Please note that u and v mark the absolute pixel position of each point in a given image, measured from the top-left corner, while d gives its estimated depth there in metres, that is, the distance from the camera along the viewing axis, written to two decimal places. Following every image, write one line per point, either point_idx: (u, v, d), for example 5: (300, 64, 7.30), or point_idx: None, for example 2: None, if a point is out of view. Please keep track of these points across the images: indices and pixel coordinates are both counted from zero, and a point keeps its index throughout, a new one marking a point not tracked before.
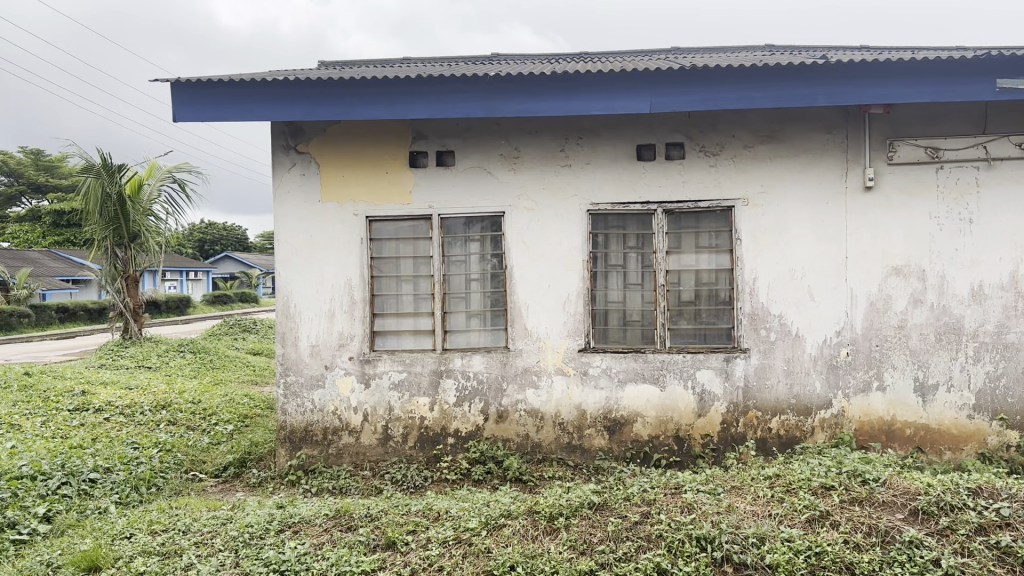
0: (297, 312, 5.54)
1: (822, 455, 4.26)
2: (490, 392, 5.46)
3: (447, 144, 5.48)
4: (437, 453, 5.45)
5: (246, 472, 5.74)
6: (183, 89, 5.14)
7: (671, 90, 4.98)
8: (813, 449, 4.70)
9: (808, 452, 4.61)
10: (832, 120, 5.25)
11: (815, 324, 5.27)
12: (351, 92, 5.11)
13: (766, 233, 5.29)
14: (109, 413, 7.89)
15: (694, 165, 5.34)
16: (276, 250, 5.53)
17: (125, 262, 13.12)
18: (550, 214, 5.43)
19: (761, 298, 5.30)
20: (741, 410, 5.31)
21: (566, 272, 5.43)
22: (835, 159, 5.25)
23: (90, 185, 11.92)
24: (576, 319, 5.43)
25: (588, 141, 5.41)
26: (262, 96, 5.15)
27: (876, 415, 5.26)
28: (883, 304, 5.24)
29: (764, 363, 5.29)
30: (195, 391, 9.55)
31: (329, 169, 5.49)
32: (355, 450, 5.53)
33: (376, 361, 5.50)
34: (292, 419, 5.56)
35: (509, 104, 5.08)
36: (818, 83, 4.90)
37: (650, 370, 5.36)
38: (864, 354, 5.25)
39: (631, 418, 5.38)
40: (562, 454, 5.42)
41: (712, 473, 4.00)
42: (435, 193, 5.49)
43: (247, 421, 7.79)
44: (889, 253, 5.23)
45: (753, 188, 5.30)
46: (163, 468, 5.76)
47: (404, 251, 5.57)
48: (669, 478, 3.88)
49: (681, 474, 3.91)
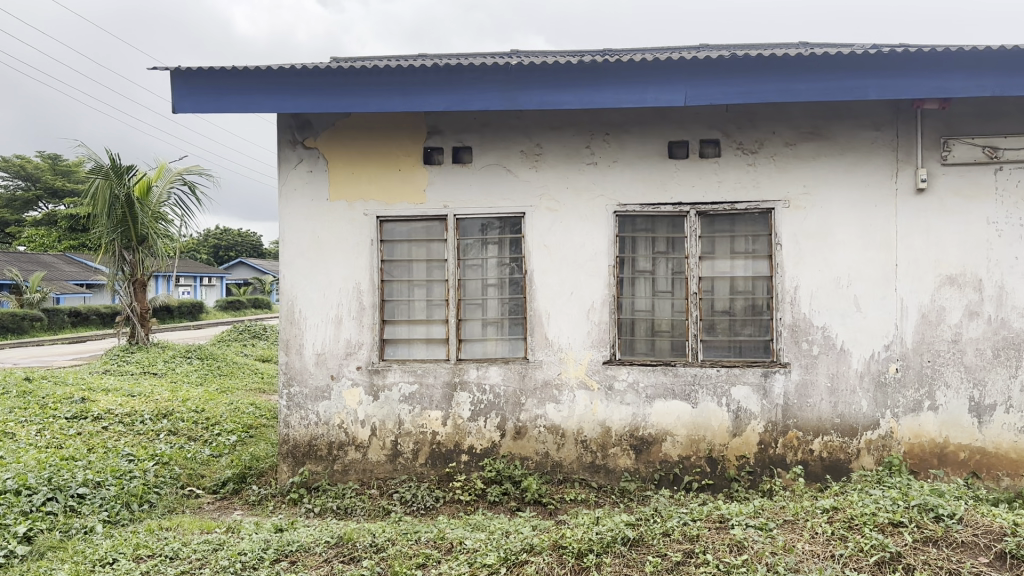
0: (301, 318, 5.18)
1: (880, 485, 3.84)
2: (508, 406, 5.07)
3: (464, 140, 5.11)
4: (450, 472, 5.06)
5: (245, 488, 5.37)
6: (182, 78, 4.79)
7: (707, 82, 4.59)
8: (863, 478, 4.29)
9: (859, 481, 4.19)
10: (881, 116, 4.85)
11: (862, 337, 4.86)
12: (361, 82, 4.75)
13: (809, 238, 4.89)
14: (108, 421, 7.53)
15: (731, 163, 4.95)
16: (281, 252, 5.17)
17: (133, 266, 12.82)
18: (575, 216, 5.04)
19: (803, 308, 4.89)
20: (781, 430, 4.90)
21: (590, 277, 5.04)
22: (883, 158, 4.84)
23: (99, 186, 11.65)
24: (601, 329, 5.03)
25: (616, 138, 5.03)
26: (266, 87, 4.80)
27: (927, 437, 4.83)
28: (936, 316, 4.82)
29: (805, 378, 4.88)
30: (200, 399, 9.19)
31: (337, 165, 5.13)
32: (361, 467, 5.15)
33: (385, 372, 5.12)
34: (294, 432, 5.19)
35: (532, 96, 4.69)
36: (869, 74, 4.49)
37: (681, 385, 4.96)
38: (915, 371, 4.83)
39: (659, 436, 4.98)
40: (584, 475, 5.02)
41: (757, 503, 3.59)
42: (451, 192, 5.12)
43: (252, 432, 7.41)
44: (943, 260, 4.81)
45: (795, 188, 4.90)
46: (158, 483, 5.39)
47: (417, 254, 5.20)
48: (710, 508, 3.47)
49: (724, 505, 3.50)
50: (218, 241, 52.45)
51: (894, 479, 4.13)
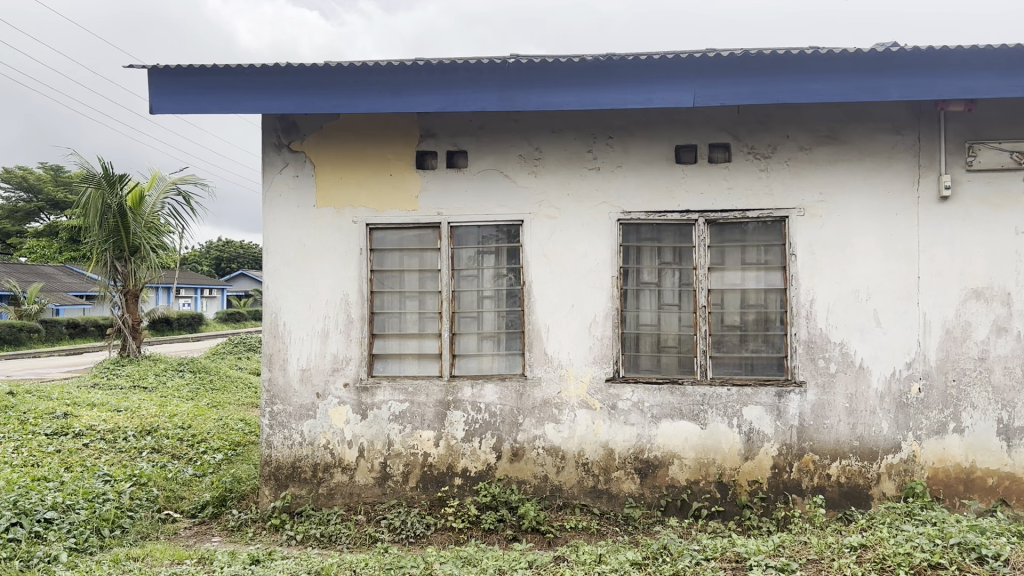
0: (285, 331, 4.88)
1: (910, 520, 3.52)
2: (504, 426, 4.76)
3: (459, 143, 4.83)
4: (443, 496, 4.75)
5: (225, 512, 5.05)
6: (159, 77, 4.52)
7: (717, 81, 4.29)
8: (886, 510, 3.98)
9: (883, 514, 3.88)
10: (902, 120, 4.56)
11: (882, 354, 4.55)
12: (349, 81, 4.46)
13: (826, 248, 4.59)
14: (89, 438, 7.21)
15: (742, 169, 4.66)
16: (265, 261, 4.87)
17: (125, 277, 12.52)
18: (576, 224, 4.75)
19: (819, 324, 4.59)
20: (796, 454, 4.59)
21: (592, 289, 4.74)
22: (905, 163, 4.55)
23: (89, 195, 11.37)
24: (603, 344, 4.73)
25: (620, 142, 4.74)
26: (249, 86, 4.51)
27: (953, 462, 4.51)
28: (962, 332, 4.51)
29: (822, 399, 4.58)
30: (188, 415, 8.87)
31: (325, 170, 4.84)
32: (348, 491, 4.83)
33: (374, 390, 4.82)
34: (277, 453, 4.87)
35: (530, 96, 4.40)
36: (891, 74, 4.19)
37: (689, 405, 4.65)
38: (939, 391, 4.52)
39: (666, 460, 4.67)
40: (586, 501, 4.71)
41: (778, 538, 3.29)
42: (445, 198, 4.83)
43: (239, 450, 7.09)
44: (969, 272, 4.51)
45: (811, 195, 4.61)
46: (133, 506, 5.07)
47: (409, 264, 4.90)
48: (728, 545, 3.18)
49: (744, 542, 3.21)
50: (218, 253, 52.18)
51: (923, 512, 3.81)
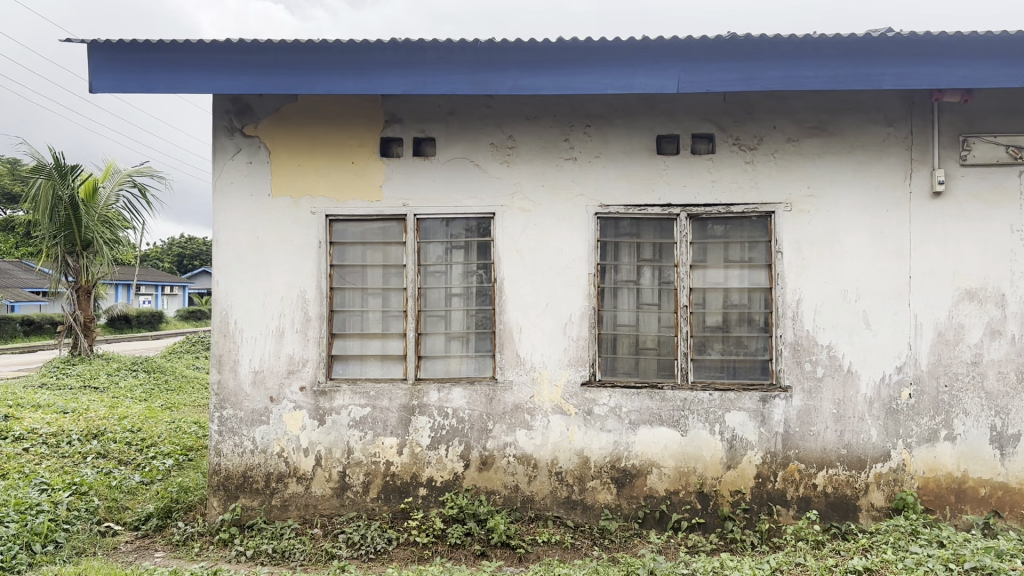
0: (236, 330, 4.52)
1: (914, 549, 3.32)
2: (473, 433, 4.45)
3: (427, 130, 4.51)
4: (406, 508, 4.43)
5: (170, 525, 4.67)
6: (101, 51, 4.13)
7: (704, 67, 4.03)
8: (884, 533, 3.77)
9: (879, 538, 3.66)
10: (894, 111, 4.34)
11: (871, 358, 4.32)
12: (308, 60, 4.13)
13: (813, 245, 4.35)
14: (30, 442, 6.77)
15: (727, 161, 4.40)
16: (215, 254, 4.51)
17: (77, 273, 11.99)
18: (550, 218, 4.46)
19: (806, 325, 4.35)
20: (781, 462, 4.34)
21: (568, 287, 4.46)
22: (896, 157, 4.33)
23: (41, 186, 10.78)
24: (578, 346, 4.45)
25: (598, 131, 4.46)
26: (199, 64, 4.15)
27: (944, 471, 4.30)
28: (954, 335, 4.30)
29: (808, 405, 4.33)
30: (139, 417, 8.43)
31: (281, 156, 4.50)
32: (304, 502, 4.49)
33: (334, 394, 4.48)
34: (227, 462, 4.52)
35: (503, 78, 4.11)
36: (886, 61, 3.94)
37: (669, 411, 4.39)
38: (930, 397, 4.30)
39: (644, 469, 4.40)
40: (559, 512, 4.42)
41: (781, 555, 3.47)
42: (411, 189, 4.51)
43: (191, 455, 6.69)
44: (962, 272, 4.29)
45: (799, 189, 4.36)
46: (69, 518, 4.67)
47: (372, 258, 4.58)
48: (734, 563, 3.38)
49: (751, 560, 3.43)
50: (180, 249, 51.10)
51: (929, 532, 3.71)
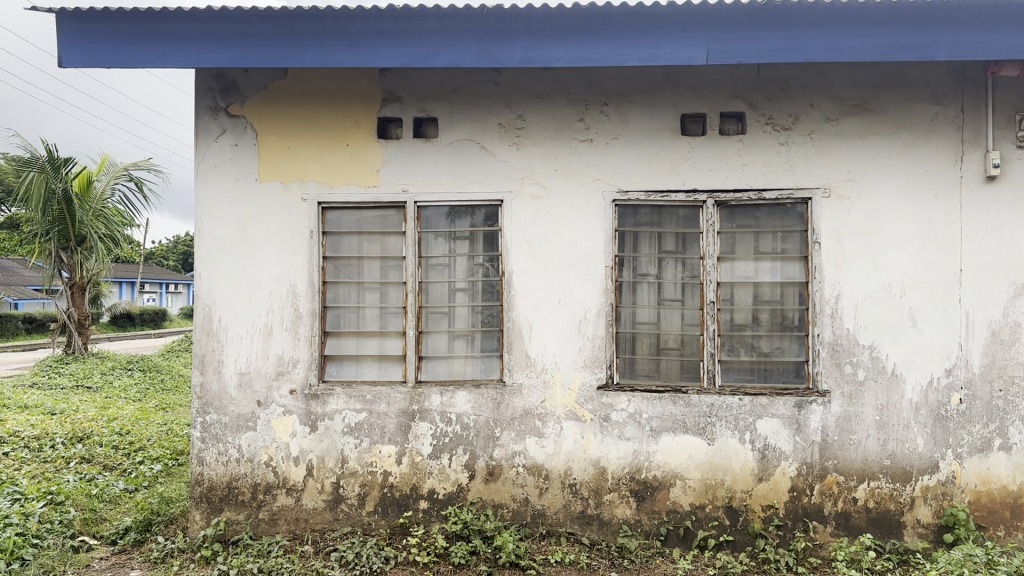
0: (220, 328, 4.13)
1: None
2: (478, 441, 4.07)
3: (428, 109, 4.12)
4: (406, 523, 4.04)
5: (150, 540, 4.29)
6: (69, 21, 3.73)
7: (736, 36, 3.63)
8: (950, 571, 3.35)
9: None
10: (943, 87, 3.93)
11: (917, 360, 3.92)
12: (297, 29, 3.74)
13: (854, 234, 3.95)
14: (11, 446, 6.41)
15: (758, 142, 4.00)
16: (197, 245, 4.13)
17: (71, 268, 11.63)
18: (564, 205, 4.07)
19: (846, 323, 3.94)
20: (817, 474, 3.94)
21: (583, 281, 4.06)
22: (945, 137, 3.92)
23: (33, 179, 10.30)
24: (594, 346, 4.06)
25: (616, 109, 4.07)
26: (178, 34, 3.76)
27: (998, 485, 3.89)
28: (1009, 335, 3.89)
29: (848, 411, 3.94)
30: (130, 419, 8.05)
31: (270, 138, 4.12)
32: (294, 516, 4.11)
33: (327, 397, 4.10)
34: (210, 472, 4.14)
35: (513, 50, 3.72)
36: (943, 28, 3.53)
37: (694, 418, 3.99)
38: (983, 402, 3.89)
39: (666, 481, 4.01)
40: (573, 528, 4.03)
41: None
42: (411, 173, 4.12)
43: (180, 460, 6.32)
44: (1018, 264, 3.88)
45: (838, 174, 3.96)
46: (40, 532, 4.29)
47: (369, 250, 4.20)
48: None
49: None
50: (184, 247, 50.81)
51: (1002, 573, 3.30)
